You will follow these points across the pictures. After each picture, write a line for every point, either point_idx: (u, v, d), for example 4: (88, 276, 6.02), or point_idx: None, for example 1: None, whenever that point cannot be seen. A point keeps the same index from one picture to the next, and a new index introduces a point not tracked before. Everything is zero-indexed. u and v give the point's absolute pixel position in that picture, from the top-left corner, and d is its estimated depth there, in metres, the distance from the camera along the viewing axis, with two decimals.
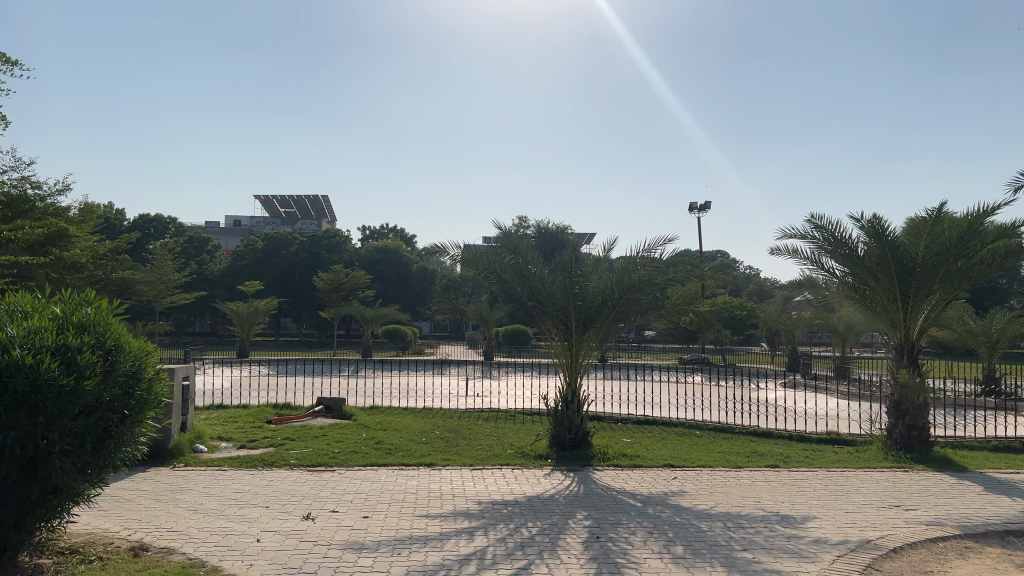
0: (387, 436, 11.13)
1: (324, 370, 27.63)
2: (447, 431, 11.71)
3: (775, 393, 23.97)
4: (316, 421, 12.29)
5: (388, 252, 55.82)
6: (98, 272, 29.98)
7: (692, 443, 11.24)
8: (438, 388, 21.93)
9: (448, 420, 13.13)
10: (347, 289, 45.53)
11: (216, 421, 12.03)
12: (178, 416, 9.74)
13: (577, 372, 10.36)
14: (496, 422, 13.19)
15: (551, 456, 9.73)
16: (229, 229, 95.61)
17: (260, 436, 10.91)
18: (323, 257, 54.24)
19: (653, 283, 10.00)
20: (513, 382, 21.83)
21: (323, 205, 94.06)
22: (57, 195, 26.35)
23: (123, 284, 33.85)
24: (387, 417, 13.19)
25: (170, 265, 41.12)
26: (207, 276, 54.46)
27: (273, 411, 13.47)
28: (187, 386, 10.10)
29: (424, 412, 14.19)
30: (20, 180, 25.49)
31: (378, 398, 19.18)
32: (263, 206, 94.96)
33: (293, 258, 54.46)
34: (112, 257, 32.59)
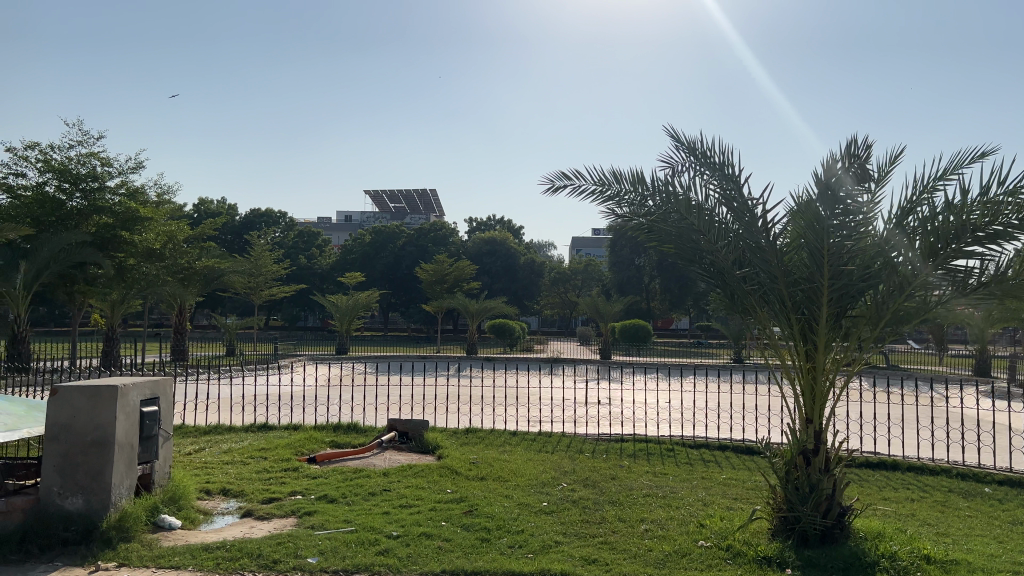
0: (485, 497, 6.75)
1: (424, 370, 23.62)
2: (579, 487, 7.31)
3: (988, 407, 18.13)
4: (383, 461, 8.15)
5: (494, 243, 51.66)
6: (180, 262, 27.23)
7: (1019, 527, 6.36)
8: (558, 397, 17.47)
9: (583, 461, 8.67)
10: (451, 281, 41.88)
11: (237, 459, 8.08)
12: (133, 469, 5.63)
13: (823, 399, 5.63)
14: (651, 466, 8.66)
15: (788, 563, 5.16)
16: (339, 226, 95.18)
17: (285, 491, 6.82)
18: (428, 249, 50.74)
19: (998, 234, 5.17)
20: (647, 395, 17.19)
21: (431, 198, 91.32)
22: (130, 173, 23.48)
23: (213, 275, 31.03)
24: (489, 453, 8.84)
25: (268, 257, 37.81)
26: (314, 269, 52.09)
27: (329, 438, 9.44)
28: (155, 413, 5.93)
29: (541, 442, 9.84)
30: (90, 155, 22.76)
31: (476, 410, 14.99)
32: (372, 200, 93.29)
33: (399, 252, 51.32)
34: (198, 246, 29.92)
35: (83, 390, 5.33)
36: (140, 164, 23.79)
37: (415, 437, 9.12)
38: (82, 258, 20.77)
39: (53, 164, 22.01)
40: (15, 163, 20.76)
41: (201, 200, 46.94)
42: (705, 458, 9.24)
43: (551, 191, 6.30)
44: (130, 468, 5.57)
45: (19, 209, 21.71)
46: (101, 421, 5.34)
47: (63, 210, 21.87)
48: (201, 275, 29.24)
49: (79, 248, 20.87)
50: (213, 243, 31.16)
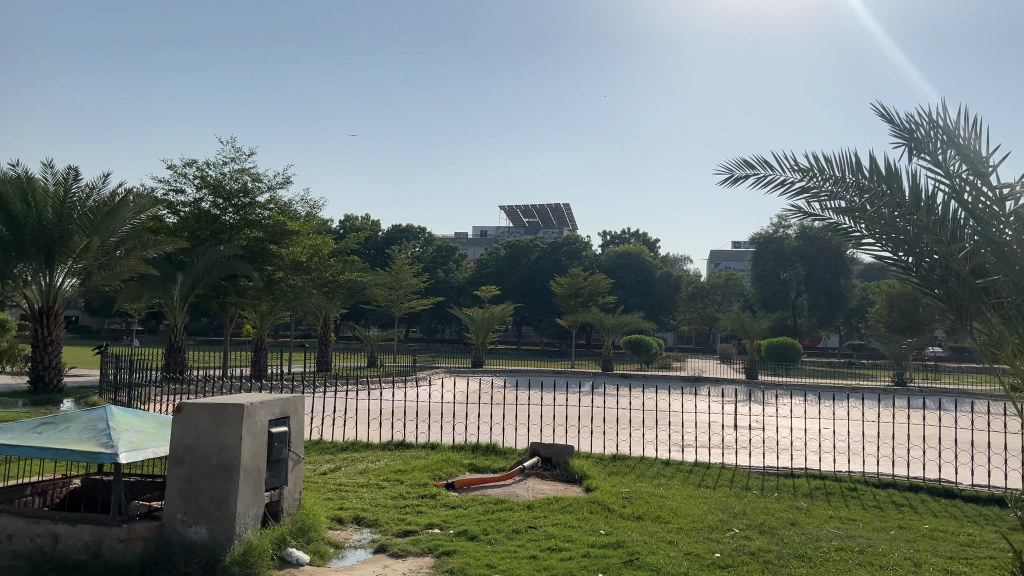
0: (646, 542, 5.81)
1: (561, 386, 22.87)
2: (752, 534, 6.25)
3: None
4: (525, 491, 7.38)
5: (630, 257, 50.41)
6: (325, 274, 27.85)
7: None
8: (704, 420, 16.22)
9: (753, 501, 7.56)
10: (586, 295, 40.95)
11: (373, 483, 7.52)
12: (260, 496, 5.06)
13: None
14: (836, 511, 7.42)
15: None
16: (475, 240, 96.55)
17: (421, 523, 6.15)
18: (562, 262, 50.10)
19: None
20: (804, 423, 15.67)
21: (564, 212, 90.87)
22: (278, 188, 24.18)
23: (355, 287, 31.59)
24: (642, 486, 7.90)
25: (407, 270, 38.25)
26: (451, 283, 52.63)
27: (468, 461, 8.80)
28: (284, 434, 5.36)
29: (699, 475, 8.79)
30: (241, 171, 23.58)
31: (618, 432, 14.04)
32: (506, 215, 94.13)
33: (534, 266, 50.99)
34: (342, 260, 30.58)
35: (209, 408, 4.84)
36: (288, 181, 24.47)
37: (559, 465, 8.30)
38: (232, 271, 21.45)
39: (208, 181, 22.97)
40: (175, 180, 21.78)
41: (346, 217, 48.46)
42: (895, 504, 7.92)
43: (731, 180, 5.28)
44: (256, 495, 5.00)
45: (179, 225, 22.78)
46: (226, 443, 4.82)
47: (217, 224, 22.78)
48: (344, 288, 29.80)
49: (230, 261, 21.60)
50: (356, 257, 31.81)
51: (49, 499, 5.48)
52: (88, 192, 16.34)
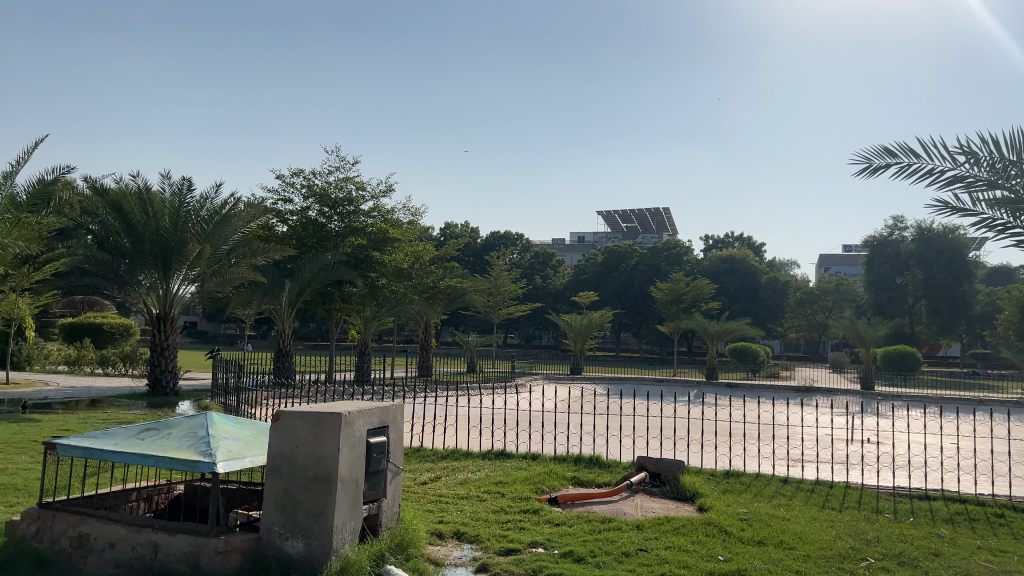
0: (772, 572, 5.27)
1: (664, 395, 22.13)
2: (893, 566, 5.60)
3: None
4: (634, 508, 6.94)
5: (734, 261, 48.83)
6: (425, 281, 28.03)
7: None
8: (819, 434, 15.27)
9: (887, 527, 6.87)
10: (689, 301, 39.80)
11: (475, 494, 7.25)
12: (358, 509, 4.83)
13: None
14: (986, 542, 6.65)
15: None
16: (573, 246, 96.06)
17: (524, 541, 5.82)
18: (663, 268, 48.97)
19: None
20: (932, 439, 14.51)
21: (664, 217, 89.18)
22: (381, 196, 24.51)
23: (455, 293, 31.73)
24: (761, 506, 7.32)
25: (506, 276, 38.18)
26: (549, 289, 52.33)
27: (572, 473, 8.42)
28: (385, 444, 5.10)
29: (822, 495, 8.11)
30: (346, 179, 24.01)
31: (727, 444, 13.36)
32: (605, 220, 93.25)
33: (633, 272, 50.09)
34: (442, 266, 30.74)
35: (307, 417, 4.63)
36: (390, 188, 24.75)
37: (669, 481, 7.82)
38: (337, 277, 21.82)
39: (315, 190, 23.51)
40: (283, 189, 22.38)
41: (446, 224, 48.97)
42: None
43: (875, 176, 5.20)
44: (354, 508, 4.77)
45: (287, 233, 23.40)
46: (323, 453, 4.60)
47: (322, 232, 23.28)
48: (444, 294, 29.96)
49: (335, 268, 21.99)
50: (456, 263, 31.92)
51: (153, 505, 5.48)
52: (202, 201, 16.89)
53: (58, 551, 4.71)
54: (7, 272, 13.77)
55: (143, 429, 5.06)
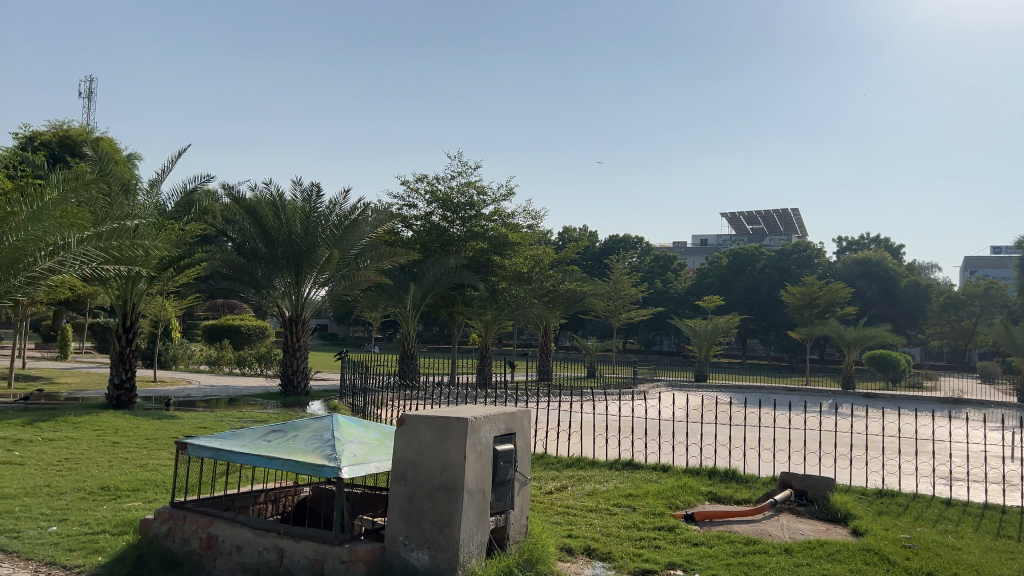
0: None
1: (797, 404, 20.93)
2: None
3: None
4: (780, 529, 6.35)
5: (871, 264, 46.03)
6: (546, 285, 27.79)
7: None
8: (978, 452, 13.91)
9: None
10: (822, 306, 37.70)
11: (605, 507, 6.86)
12: (485, 521, 4.51)
13: None
14: None
15: None
16: (695, 249, 93.65)
17: (660, 562, 5.39)
18: (792, 271, 46.76)
19: None
20: None
21: (792, 218, 85.46)
22: (503, 200, 24.49)
23: (575, 297, 31.35)
24: (925, 533, 6.55)
25: (627, 280, 37.43)
26: (671, 293, 51.04)
27: (707, 487, 7.88)
28: (512, 453, 4.75)
29: (996, 522, 7.21)
30: (468, 184, 24.11)
31: (872, 460, 12.35)
32: (728, 222, 90.40)
33: (760, 275, 48.09)
34: (562, 269, 30.43)
35: (432, 422, 4.36)
36: (512, 191, 24.68)
37: (817, 500, 7.16)
38: (459, 281, 21.91)
39: (438, 195, 23.76)
40: (408, 195, 22.72)
41: (565, 228, 48.70)
42: None
43: None
44: (481, 520, 4.45)
45: (412, 237, 23.76)
46: (448, 460, 4.30)
47: (445, 236, 23.48)
48: (564, 298, 29.63)
49: (457, 272, 22.09)
50: (576, 266, 31.55)
51: (280, 507, 5.42)
52: (331, 207, 17.29)
53: (189, 552, 4.68)
54: (155, 276, 14.56)
55: (273, 431, 4.96)
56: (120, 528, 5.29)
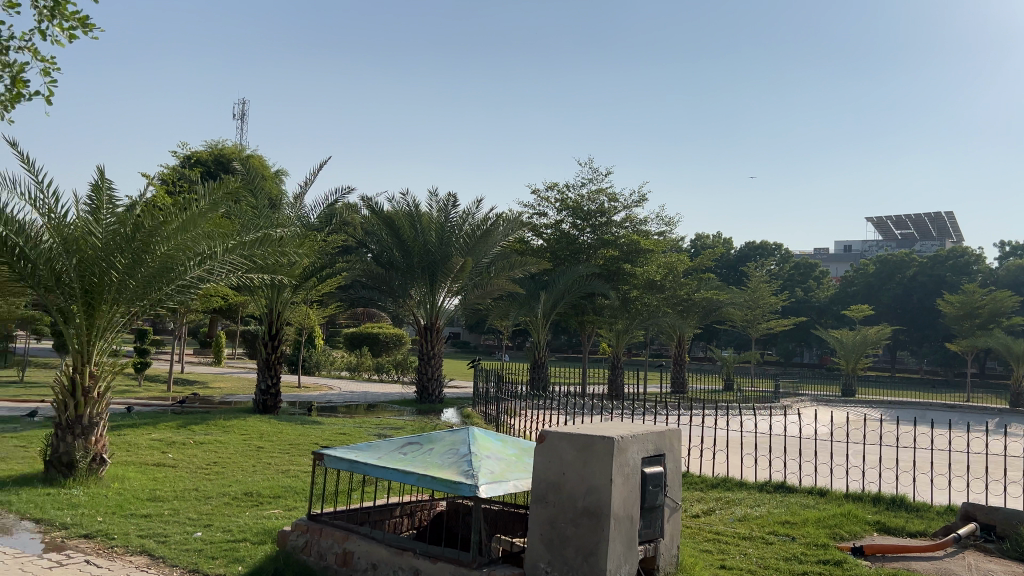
0: None
1: (963, 424, 19.08)
2: None
3: None
4: (967, 570, 5.59)
5: None
6: (680, 293, 26.89)
7: None
8: None
9: None
10: (987, 316, 34.54)
11: (759, 535, 6.28)
12: (633, 551, 4.07)
13: None
14: None
15: None
16: (839, 256, 88.73)
17: None
18: (951, 278, 43.23)
19: None
20: None
21: (948, 222, 79.37)
22: (635, 206, 23.91)
23: (710, 306, 30.20)
24: None
25: (766, 288, 35.75)
26: (813, 302, 48.45)
27: (874, 517, 7.11)
28: (660, 477, 4.28)
29: None
30: (599, 191, 23.72)
31: None
32: (876, 227, 85.10)
33: (913, 283, 44.78)
34: (697, 277, 29.41)
35: (575, 440, 3.96)
36: (644, 198, 24.05)
37: (1009, 537, 6.28)
38: (591, 290, 21.52)
39: (568, 203, 23.49)
40: (539, 204, 22.58)
41: (698, 236, 47.30)
42: None
43: None
44: (628, 551, 4.01)
45: (543, 245, 23.60)
46: (593, 483, 3.89)
47: (576, 244, 23.17)
48: (699, 307, 28.58)
49: (589, 280, 21.71)
50: (712, 273, 30.42)
51: (416, 522, 5.24)
52: (465, 217, 17.38)
53: (325, 567, 4.56)
54: (299, 285, 15.07)
55: (411, 441, 4.78)
56: (260, 537, 5.28)
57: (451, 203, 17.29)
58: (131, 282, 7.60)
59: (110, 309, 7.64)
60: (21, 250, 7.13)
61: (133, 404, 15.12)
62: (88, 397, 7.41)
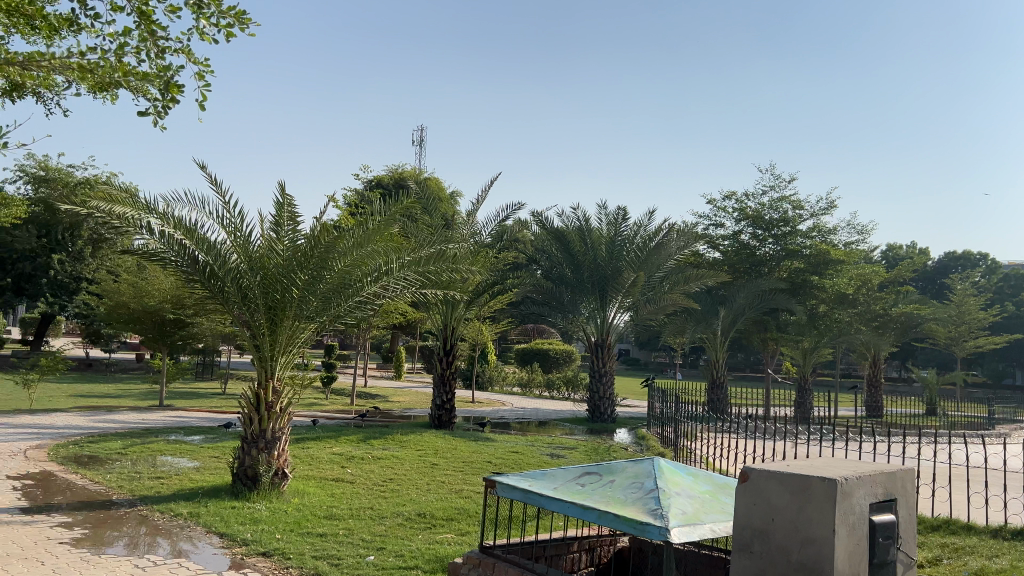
0: None
1: None
2: None
3: None
4: None
5: None
6: (874, 308, 24.68)
7: None
8: None
9: None
10: None
11: None
12: None
13: None
14: None
15: None
16: None
17: None
18: None
19: None
20: None
21: None
22: (821, 213, 22.20)
23: (909, 322, 27.50)
24: None
25: (974, 302, 32.17)
26: None
27: None
28: (892, 529, 3.51)
29: None
30: (781, 199, 22.25)
31: None
32: None
33: None
34: (893, 291, 26.89)
35: (788, 479, 3.29)
36: (833, 204, 22.29)
37: None
38: (775, 305, 20.13)
39: (747, 212, 22.24)
40: (715, 214, 21.52)
41: (890, 246, 43.62)
42: None
43: None
44: None
45: (720, 258, 22.50)
46: (811, 533, 3.19)
47: (756, 257, 21.86)
48: (898, 324, 26.07)
49: (773, 295, 20.32)
50: (911, 286, 27.76)
51: (597, 558, 4.82)
52: (637, 229, 16.79)
53: None
54: (472, 301, 15.10)
55: (591, 468, 4.32)
56: (433, 565, 5.04)
57: (623, 215, 16.77)
58: (311, 298, 7.73)
59: (293, 325, 7.81)
60: (213, 269, 7.52)
61: (319, 417, 15.75)
62: (271, 411, 7.58)
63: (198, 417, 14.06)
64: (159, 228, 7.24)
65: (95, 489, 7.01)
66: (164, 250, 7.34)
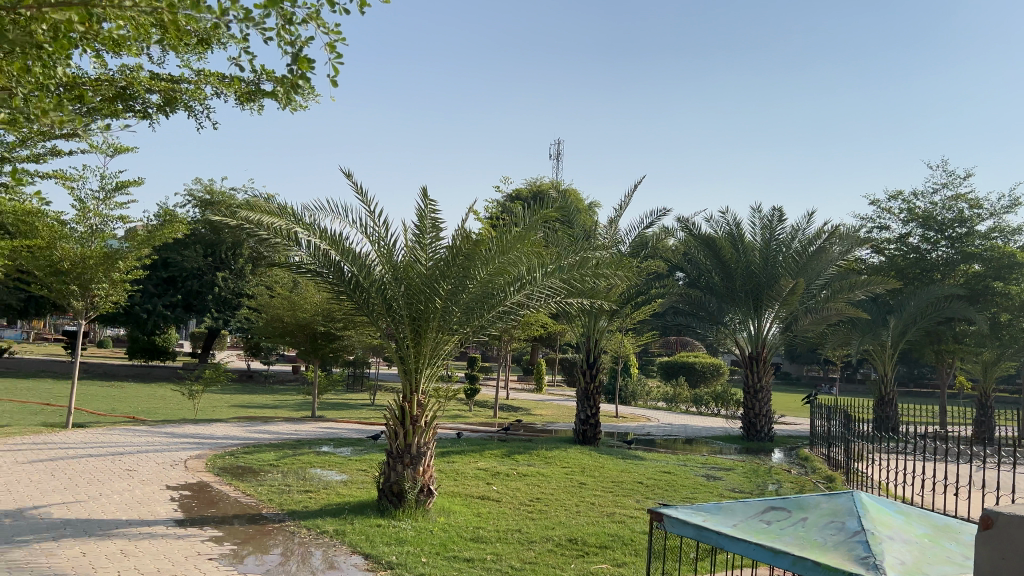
0: None
1: None
2: None
3: None
4: None
5: None
6: None
7: None
8: None
9: None
10: None
11: None
12: None
13: None
14: None
15: None
16: None
17: None
18: None
19: None
20: None
21: None
22: (1003, 212, 20.01)
23: None
24: None
25: None
26: None
27: None
28: None
29: None
30: (956, 197, 20.24)
31: None
32: None
33: None
34: None
35: None
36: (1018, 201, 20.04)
37: None
38: (951, 314, 18.23)
39: (916, 213, 20.41)
40: (879, 215, 19.86)
41: None
42: None
43: None
44: None
45: (885, 264, 20.77)
46: None
47: (927, 261, 19.99)
48: None
49: (949, 303, 18.44)
50: None
51: None
52: (794, 233, 15.69)
53: None
54: (616, 311, 14.57)
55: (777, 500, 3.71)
56: None
57: (778, 219, 15.71)
58: (455, 309, 7.49)
59: (437, 337, 7.58)
60: (358, 280, 7.47)
61: (464, 429, 15.65)
62: (416, 426, 7.37)
63: (348, 428, 14.30)
64: (307, 239, 7.27)
65: (247, 502, 7.04)
66: (311, 261, 7.35)
